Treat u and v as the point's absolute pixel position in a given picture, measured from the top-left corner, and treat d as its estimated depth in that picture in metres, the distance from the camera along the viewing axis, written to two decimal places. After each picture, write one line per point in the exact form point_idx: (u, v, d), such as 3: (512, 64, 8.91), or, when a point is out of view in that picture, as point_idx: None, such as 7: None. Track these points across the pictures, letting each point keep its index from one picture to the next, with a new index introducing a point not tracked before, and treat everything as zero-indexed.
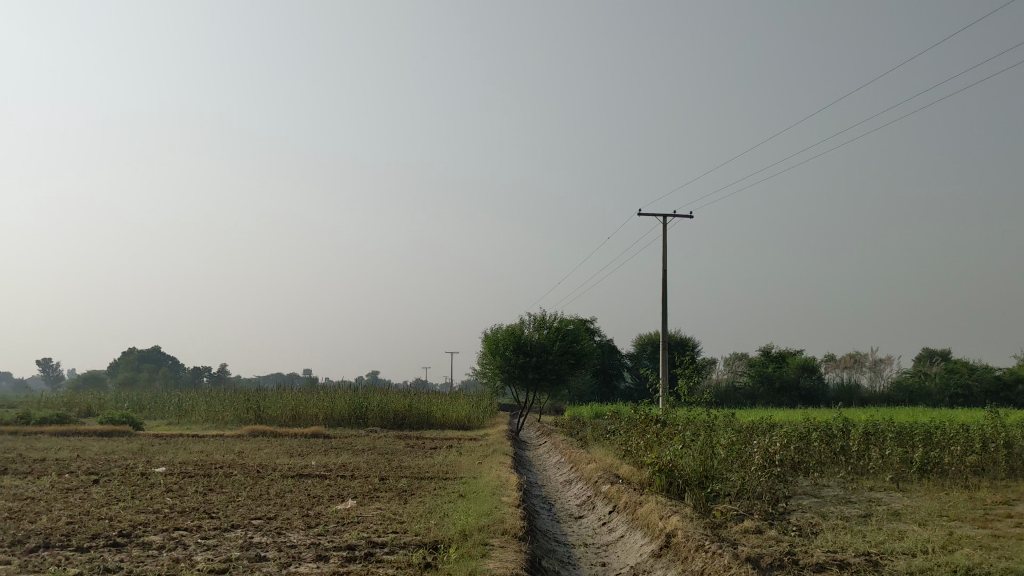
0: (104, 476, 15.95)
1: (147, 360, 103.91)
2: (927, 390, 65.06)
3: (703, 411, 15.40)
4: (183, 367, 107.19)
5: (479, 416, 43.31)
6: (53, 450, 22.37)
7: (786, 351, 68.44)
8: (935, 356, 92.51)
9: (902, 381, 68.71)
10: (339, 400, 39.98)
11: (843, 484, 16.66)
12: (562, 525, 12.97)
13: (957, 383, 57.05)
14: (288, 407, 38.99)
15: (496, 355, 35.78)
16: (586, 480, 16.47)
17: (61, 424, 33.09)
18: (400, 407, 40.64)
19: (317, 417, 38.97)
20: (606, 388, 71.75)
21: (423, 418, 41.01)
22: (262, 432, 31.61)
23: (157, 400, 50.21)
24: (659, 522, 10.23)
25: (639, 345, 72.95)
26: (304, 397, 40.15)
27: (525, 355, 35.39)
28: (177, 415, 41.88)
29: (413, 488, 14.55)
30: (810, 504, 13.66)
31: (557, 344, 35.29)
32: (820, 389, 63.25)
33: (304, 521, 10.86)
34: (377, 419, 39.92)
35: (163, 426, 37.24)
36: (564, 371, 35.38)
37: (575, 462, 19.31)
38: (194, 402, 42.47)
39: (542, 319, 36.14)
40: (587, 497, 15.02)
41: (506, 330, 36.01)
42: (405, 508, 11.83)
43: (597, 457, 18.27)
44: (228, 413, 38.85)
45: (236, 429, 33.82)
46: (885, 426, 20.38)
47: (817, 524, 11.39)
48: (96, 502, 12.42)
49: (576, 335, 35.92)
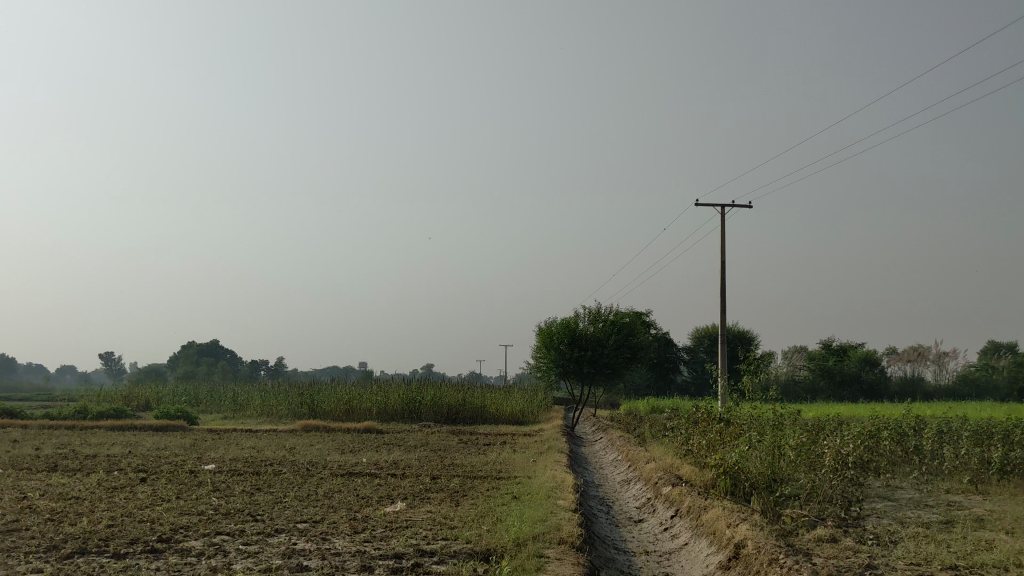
0: (153, 474, 15.76)
1: (206, 354, 105.43)
2: (995, 384, 63.10)
3: (769, 408, 14.69)
4: (241, 361, 108.48)
5: (534, 410, 42.81)
6: (106, 445, 22.41)
7: (847, 344, 66.80)
8: (1002, 348, 89.89)
9: (969, 374, 66.70)
10: (393, 394, 39.77)
11: (918, 485, 15.76)
12: (621, 530, 12.37)
13: None
14: (342, 401, 38.87)
15: (550, 349, 35.18)
16: (645, 481, 15.82)
17: (118, 418, 33.35)
18: (453, 402, 40.29)
19: (371, 412, 38.79)
20: (662, 382, 70.76)
21: (477, 412, 40.62)
22: (316, 427, 31.43)
23: (214, 394, 50.59)
24: (727, 531, 9.57)
25: (696, 338, 71.82)
26: (358, 391, 40.02)
27: (580, 348, 34.76)
28: (232, 409, 42.06)
29: (465, 489, 14.05)
30: (885, 508, 12.85)
31: (613, 337, 34.59)
32: (882, 382, 61.62)
33: (351, 525, 10.40)
34: (431, 413, 39.62)
35: (217, 420, 37.41)
36: (620, 365, 34.70)
37: (633, 461, 18.63)
38: (249, 396, 42.62)
39: (597, 312, 35.44)
40: (646, 499, 14.40)
41: (560, 324, 35.40)
42: (457, 511, 11.31)
43: (657, 456, 17.58)
44: (282, 408, 38.86)
45: (290, 424, 33.79)
46: (960, 423, 19.38)
47: (897, 531, 10.60)
48: (141, 502, 12.12)
49: (632, 329, 35.15)
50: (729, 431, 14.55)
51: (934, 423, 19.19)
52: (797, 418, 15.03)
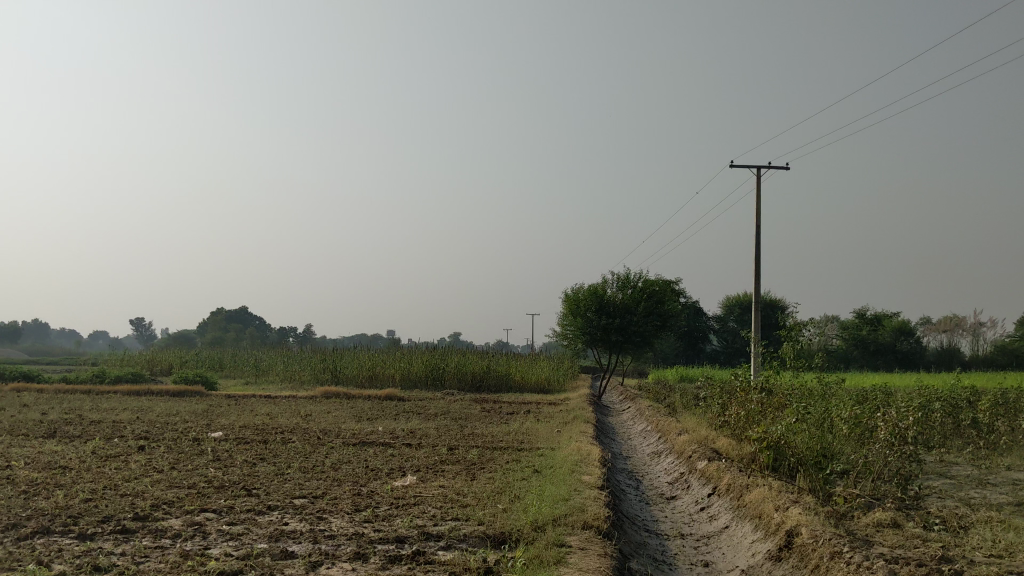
0: (154, 442, 14.85)
1: (235, 320, 105.37)
2: None
3: (814, 378, 13.49)
4: (270, 327, 108.38)
5: (560, 379, 41.79)
6: (117, 410, 21.60)
7: (881, 314, 65.15)
8: None
9: (1007, 344, 64.98)
10: (416, 360, 38.92)
11: (974, 461, 14.52)
12: (652, 509, 11.28)
13: None
14: (364, 368, 38.01)
15: (577, 316, 34.07)
16: (677, 454, 14.67)
17: (136, 383, 32.69)
18: (477, 369, 39.34)
19: (394, 378, 37.93)
20: (691, 351, 69.51)
21: (502, 380, 39.66)
22: (336, 393, 30.58)
23: (238, 359, 50.06)
24: (774, 515, 8.42)
25: (726, 307, 70.42)
26: (381, 357, 39.15)
27: (608, 315, 33.62)
28: (254, 375, 41.37)
29: (483, 461, 13.01)
30: (944, 487, 11.63)
31: (642, 303, 33.41)
32: (917, 352, 60.04)
33: (353, 502, 9.36)
34: (455, 381, 38.72)
35: (237, 386, 36.64)
36: (649, 332, 33.55)
37: (664, 432, 17.49)
38: (271, 362, 41.91)
39: (626, 277, 34.22)
40: (679, 475, 13.28)
41: (587, 289, 34.25)
42: (472, 487, 10.25)
43: (690, 427, 16.41)
44: (304, 373, 38.06)
45: (310, 390, 32.97)
46: (1015, 395, 18.01)
47: (967, 515, 9.40)
48: (130, 473, 11.18)
49: (662, 296, 33.91)
50: (772, 407, 13.33)
51: (988, 394, 17.88)
52: (842, 387, 13.83)
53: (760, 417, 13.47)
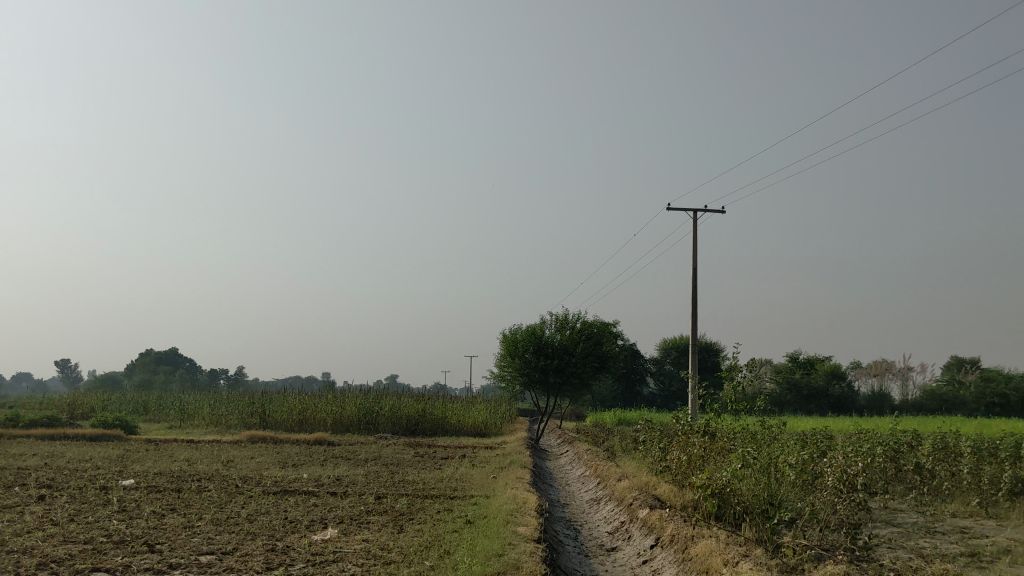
0: (57, 491, 13.76)
1: (164, 362, 102.51)
2: (961, 400, 62.46)
3: (757, 422, 13.06)
4: (199, 369, 105.67)
5: (497, 422, 41.07)
6: (24, 456, 20.27)
7: (814, 358, 65.73)
8: (963, 364, 89.88)
9: (936, 388, 66.03)
10: (348, 404, 37.84)
11: (918, 508, 14.15)
12: (591, 561, 10.63)
13: (993, 393, 60.49)
14: (294, 411, 36.77)
15: (514, 358, 33.46)
16: (617, 501, 14.08)
17: (50, 428, 31.06)
18: (412, 412, 38.42)
19: (325, 422, 36.76)
20: (628, 394, 69.24)
21: (437, 424, 38.75)
22: (263, 438, 29.40)
23: (163, 401, 48.35)
24: (724, 572, 7.82)
25: (662, 349, 70.48)
26: (312, 400, 37.99)
27: (546, 357, 33.06)
28: (179, 418, 39.81)
29: (413, 511, 12.25)
30: (892, 536, 11.20)
31: (581, 345, 32.97)
32: (849, 396, 60.61)
33: (266, 558, 8.55)
34: (389, 424, 37.72)
35: (160, 430, 35.11)
36: (587, 375, 33.09)
37: (603, 477, 16.88)
38: (197, 405, 40.42)
39: (565, 318, 33.77)
40: (619, 523, 12.66)
41: (525, 331, 33.70)
42: (397, 540, 9.48)
43: (630, 472, 15.83)
44: (231, 417, 36.67)
45: (236, 434, 31.69)
46: (955, 439, 17.77)
47: (922, 567, 8.91)
48: (22, 527, 10.18)
49: (601, 337, 33.52)
50: (713, 455, 12.79)
51: (928, 438, 17.64)
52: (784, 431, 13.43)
53: (704, 464, 12.90)
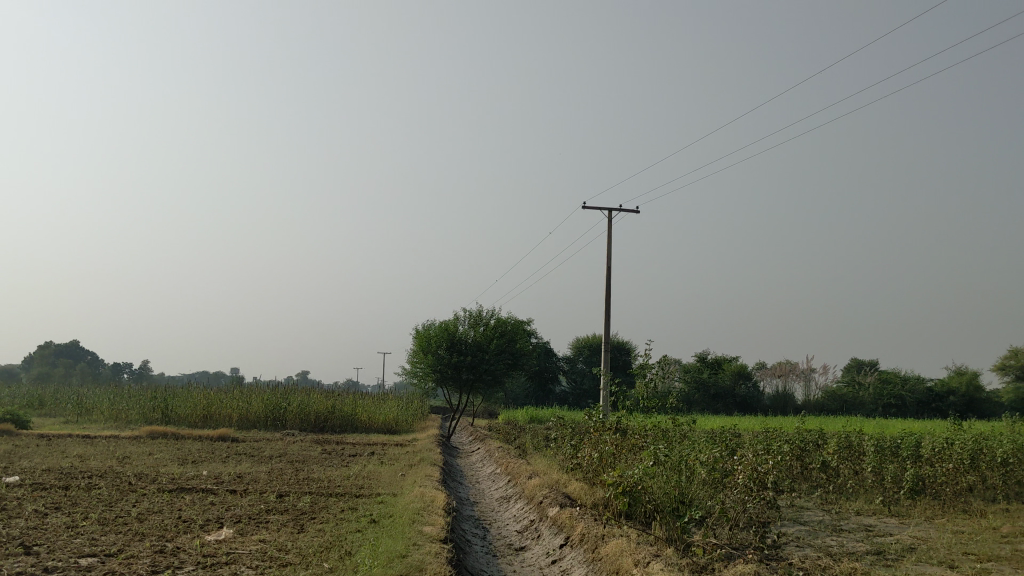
0: None
1: (65, 354, 98.89)
2: (862, 401, 64.31)
3: (666, 420, 12.95)
4: (102, 362, 102.27)
5: (408, 419, 40.62)
6: None
7: (722, 358, 66.90)
8: (863, 366, 92.80)
9: (838, 389, 67.86)
10: (256, 399, 36.88)
11: (823, 506, 14.24)
12: (498, 562, 10.35)
13: (891, 394, 62.57)
14: (198, 406, 35.67)
15: (426, 354, 33.02)
16: (527, 499, 13.83)
17: None
18: (321, 408, 37.66)
19: (231, 418, 35.76)
20: (541, 392, 69.42)
21: (347, 420, 38.08)
22: (164, 433, 28.41)
23: (60, 395, 46.52)
24: (634, 572, 7.62)
25: (575, 348, 70.83)
26: (218, 395, 36.92)
27: (459, 354, 32.72)
28: (76, 412, 38.24)
29: (316, 510, 11.79)
30: (799, 534, 11.20)
31: (494, 342, 32.73)
32: (755, 396, 61.85)
33: (152, 560, 8.03)
34: (297, 421, 36.90)
35: (54, 425, 33.61)
36: (500, 372, 32.88)
37: (514, 475, 16.62)
38: (96, 399, 38.92)
39: (478, 314, 33.47)
40: (529, 522, 12.41)
41: (438, 326, 33.29)
42: (297, 541, 9.03)
43: (540, 470, 15.60)
44: (132, 411, 35.40)
45: (136, 429, 30.54)
46: (858, 438, 18.07)
47: (830, 567, 8.87)
48: None
49: (514, 334, 33.34)
50: (626, 452, 12.62)
51: (833, 436, 17.88)
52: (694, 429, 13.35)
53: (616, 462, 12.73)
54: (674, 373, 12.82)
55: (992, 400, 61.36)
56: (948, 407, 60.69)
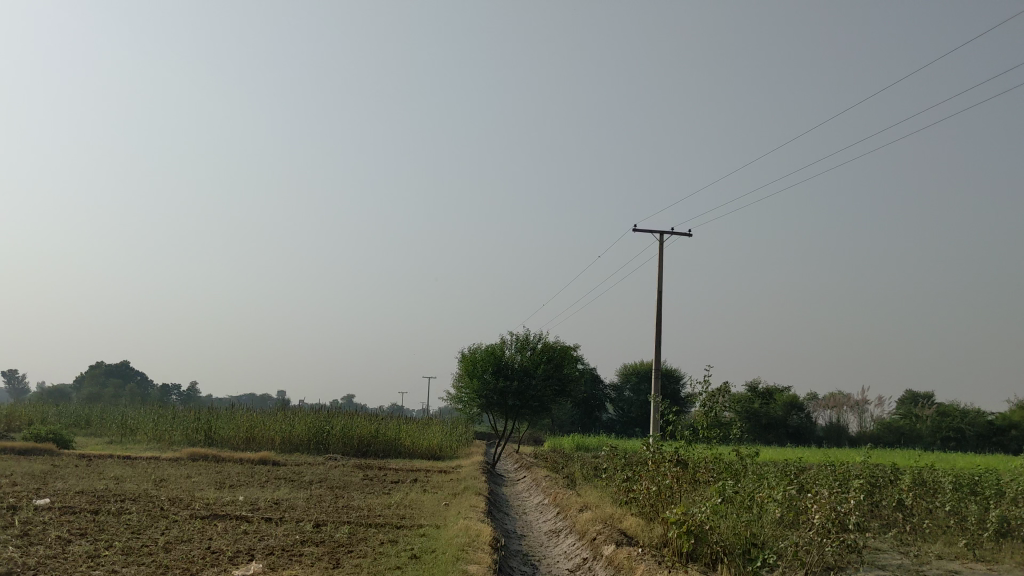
0: None
1: (115, 375, 99.70)
2: (919, 433, 62.20)
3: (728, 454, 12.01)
4: (152, 383, 102.99)
5: (452, 445, 39.86)
6: None
7: (774, 387, 65.25)
8: (918, 397, 90.39)
9: (893, 422, 65.80)
10: (299, 423, 36.37)
11: (900, 548, 13.22)
12: None
13: (950, 428, 60.45)
14: (241, 428, 35.20)
15: (473, 378, 32.27)
16: (579, 535, 12.94)
17: None
18: (365, 433, 37.02)
19: (273, 442, 35.26)
20: (587, 420, 68.35)
21: (390, 445, 37.37)
22: (205, 456, 27.90)
23: (105, 415, 46.45)
24: None
25: (622, 375, 69.64)
26: (260, 418, 36.45)
27: (505, 379, 31.93)
28: (120, 433, 37.99)
29: (353, 542, 11.03)
30: None
31: (541, 367, 31.88)
32: (807, 426, 60.18)
33: None
34: (339, 445, 36.24)
35: (97, 445, 33.31)
36: (547, 398, 32.01)
37: (563, 507, 15.71)
38: (140, 420, 38.65)
39: (526, 339, 32.67)
40: (582, 561, 11.52)
41: (485, 350, 32.53)
42: None
43: (591, 503, 14.69)
44: (175, 433, 34.99)
45: (178, 451, 30.10)
46: (932, 474, 16.92)
47: None
48: None
49: (562, 360, 32.48)
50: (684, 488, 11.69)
51: (906, 472, 16.77)
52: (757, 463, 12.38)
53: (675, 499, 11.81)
54: (737, 402, 12.17)
55: None
56: (1010, 442, 58.44)
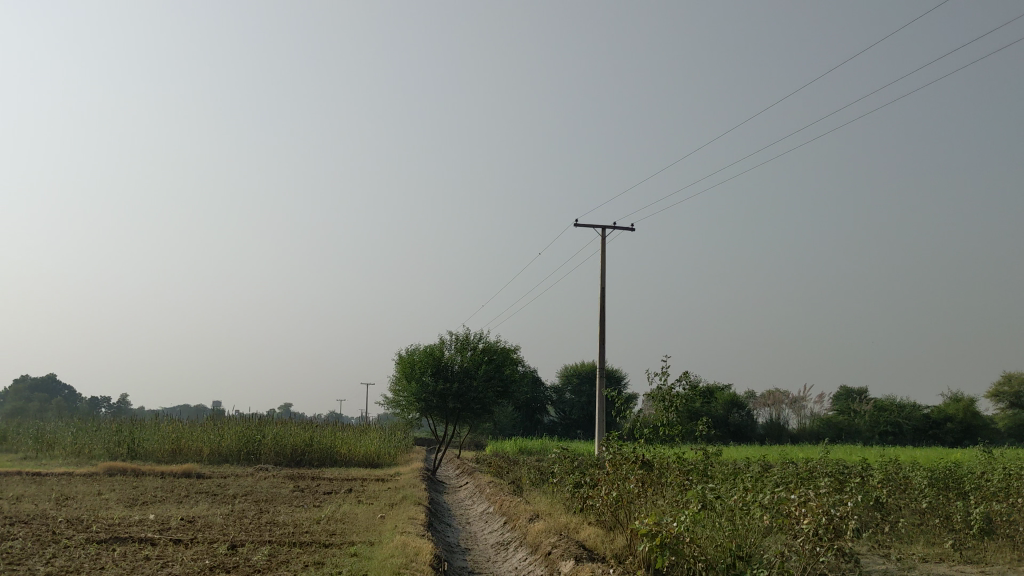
0: None
1: (40, 389, 95.72)
2: (858, 429, 62.05)
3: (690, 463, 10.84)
4: (80, 396, 98.90)
5: (390, 452, 38.26)
6: None
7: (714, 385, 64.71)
8: (852, 392, 91.25)
9: (832, 417, 65.83)
10: (228, 433, 34.50)
11: (881, 552, 12.17)
12: None
13: (887, 421, 60.54)
14: (166, 440, 33.24)
15: (411, 382, 30.75)
16: (530, 548, 11.59)
17: None
18: (298, 441, 35.32)
19: (201, 454, 33.34)
20: (529, 423, 67.24)
21: (326, 454, 35.71)
22: (124, 471, 25.94)
23: (21, 430, 43.82)
24: None
25: (563, 377, 68.62)
26: (187, 428, 34.46)
27: (445, 381, 30.46)
28: (35, 448, 35.61)
29: (272, 566, 9.53)
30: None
31: (483, 368, 30.54)
32: (748, 424, 59.75)
33: None
34: (271, 455, 34.41)
35: (9, 462, 31.00)
36: (489, 400, 30.65)
37: (511, 517, 14.39)
38: (57, 433, 36.28)
39: (466, 339, 31.29)
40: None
41: (423, 351, 31.08)
42: None
43: (543, 511, 13.40)
44: (95, 446, 32.76)
45: (95, 466, 28.05)
46: (903, 470, 15.95)
47: None
48: None
49: (505, 359, 31.14)
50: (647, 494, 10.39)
51: (875, 468, 15.80)
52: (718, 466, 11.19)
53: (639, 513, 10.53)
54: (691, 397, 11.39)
55: (990, 427, 59.55)
56: (945, 434, 58.68)
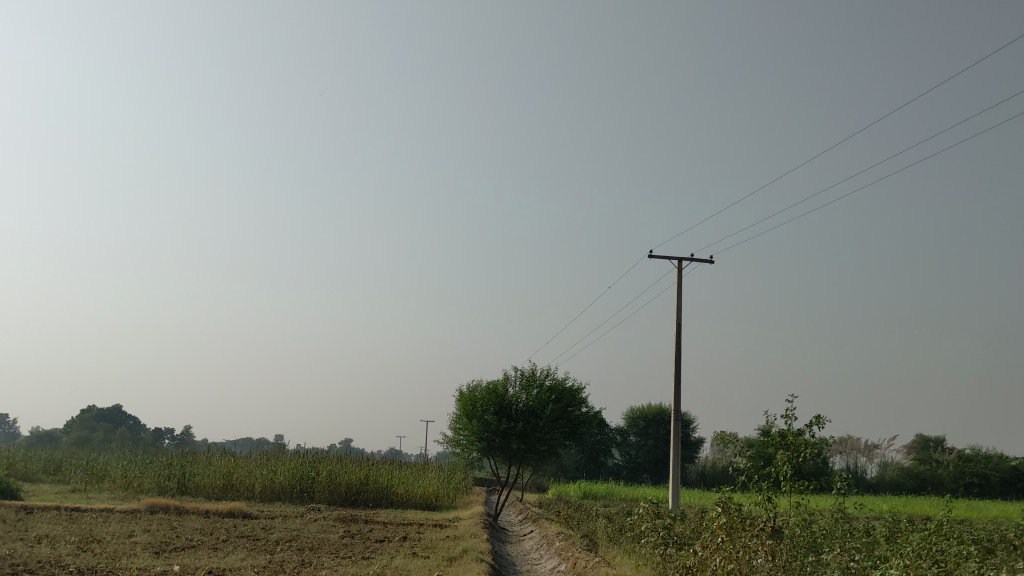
0: None
1: (105, 419, 95.60)
2: (940, 480, 58.14)
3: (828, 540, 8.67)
4: (145, 428, 99.07)
5: (450, 494, 36.21)
6: None
7: None
8: (930, 442, 86.84)
9: (913, 466, 61.97)
10: (282, 469, 32.88)
11: None
12: None
13: (972, 473, 56.48)
14: (218, 475, 31.72)
15: (473, 420, 28.77)
16: None
17: None
18: (354, 479, 33.57)
19: (252, 490, 31.74)
20: (592, 465, 64.75)
21: (382, 494, 33.88)
22: (166, 508, 24.36)
23: (75, 460, 42.74)
24: None
25: (628, 418, 65.91)
26: (240, 463, 32.91)
27: (509, 420, 28.42)
28: (85, 480, 34.37)
29: None
30: None
31: (550, 406, 28.41)
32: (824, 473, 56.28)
33: None
34: (325, 494, 32.68)
35: (53, 494, 29.65)
36: (556, 441, 28.46)
37: None
38: (108, 465, 34.99)
39: (531, 375, 29.29)
40: None
41: (485, 388, 29.13)
42: None
43: None
44: (145, 479, 31.33)
45: (141, 502, 26.54)
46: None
47: None
48: None
49: (573, 397, 28.98)
50: None
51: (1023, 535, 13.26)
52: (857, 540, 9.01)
53: None
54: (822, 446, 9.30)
55: None
56: None
